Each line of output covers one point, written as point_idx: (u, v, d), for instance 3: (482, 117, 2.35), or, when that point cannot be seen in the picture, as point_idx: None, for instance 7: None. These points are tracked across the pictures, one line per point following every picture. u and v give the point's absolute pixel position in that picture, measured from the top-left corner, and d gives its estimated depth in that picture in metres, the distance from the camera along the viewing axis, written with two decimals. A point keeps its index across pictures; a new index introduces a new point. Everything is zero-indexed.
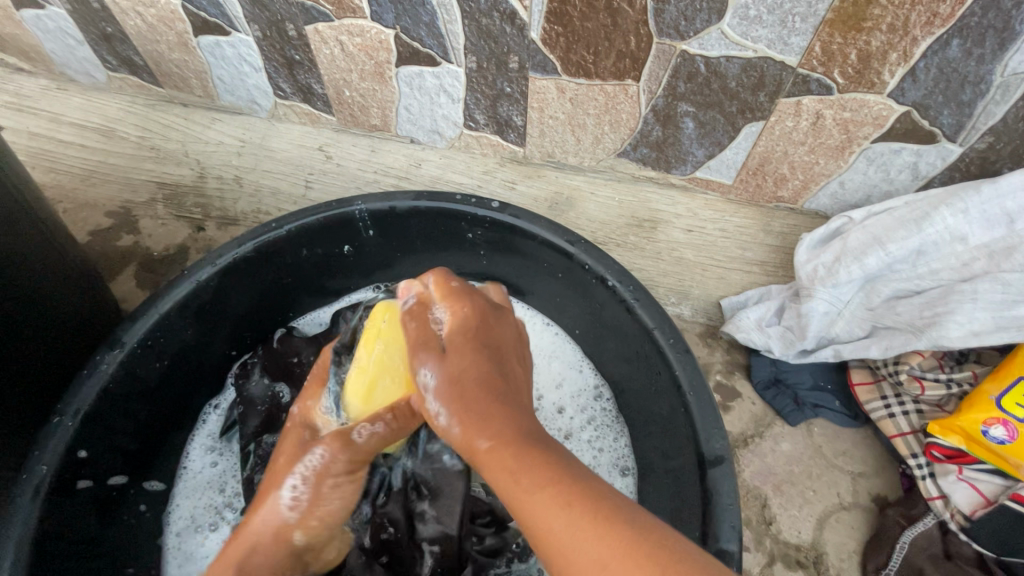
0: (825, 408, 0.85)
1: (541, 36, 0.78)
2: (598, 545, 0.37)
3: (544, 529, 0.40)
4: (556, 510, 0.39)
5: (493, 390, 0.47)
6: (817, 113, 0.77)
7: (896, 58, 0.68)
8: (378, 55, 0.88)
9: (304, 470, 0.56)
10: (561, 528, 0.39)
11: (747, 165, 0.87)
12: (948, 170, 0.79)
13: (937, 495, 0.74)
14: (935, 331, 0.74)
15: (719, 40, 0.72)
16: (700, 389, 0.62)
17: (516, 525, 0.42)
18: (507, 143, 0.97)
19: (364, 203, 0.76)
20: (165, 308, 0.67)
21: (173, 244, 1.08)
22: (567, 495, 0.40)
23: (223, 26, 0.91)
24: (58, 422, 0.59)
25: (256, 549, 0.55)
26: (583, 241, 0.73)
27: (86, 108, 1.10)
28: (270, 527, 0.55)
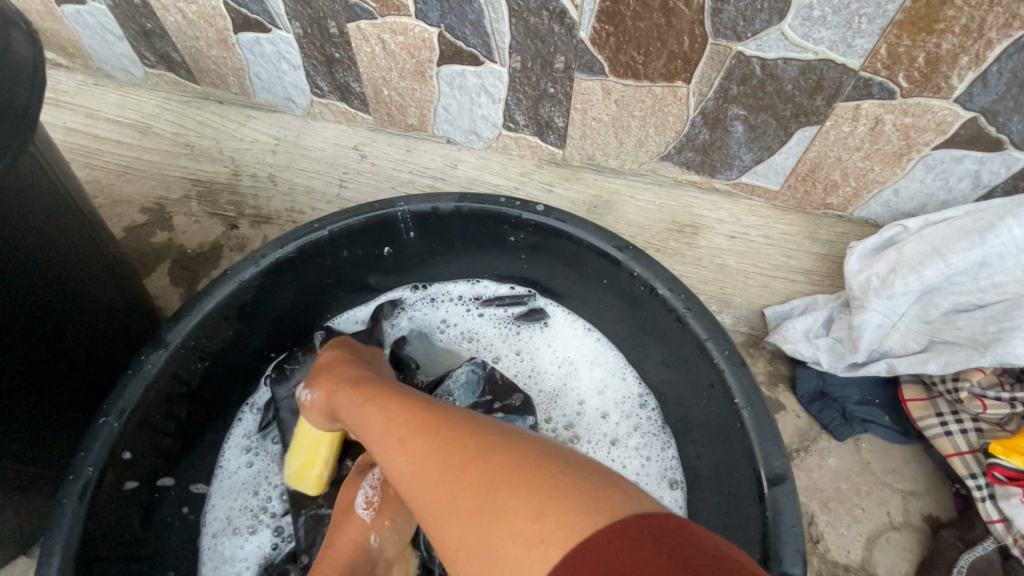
0: (875, 424, 0.82)
1: (591, 36, 0.76)
2: (463, 469, 0.41)
3: (429, 472, 0.43)
4: (438, 451, 0.44)
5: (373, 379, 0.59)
6: (877, 118, 0.74)
7: (967, 62, 0.65)
8: (420, 54, 0.86)
9: (369, 483, 0.62)
10: (444, 462, 0.43)
11: (797, 170, 0.84)
12: (1011, 179, 0.76)
13: (998, 518, 0.71)
14: (999, 347, 0.71)
15: (778, 42, 0.69)
16: (758, 405, 0.60)
17: (398, 465, 0.47)
18: (546, 145, 0.95)
19: (406, 204, 0.74)
20: (208, 308, 0.67)
21: (206, 242, 1.04)
22: (436, 434, 0.45)
23: (264, 23, 0.90)
24: (104, 422, 0.58)
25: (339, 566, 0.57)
26: (632, 247, 0.71)
27: (122, 104, 1.11)
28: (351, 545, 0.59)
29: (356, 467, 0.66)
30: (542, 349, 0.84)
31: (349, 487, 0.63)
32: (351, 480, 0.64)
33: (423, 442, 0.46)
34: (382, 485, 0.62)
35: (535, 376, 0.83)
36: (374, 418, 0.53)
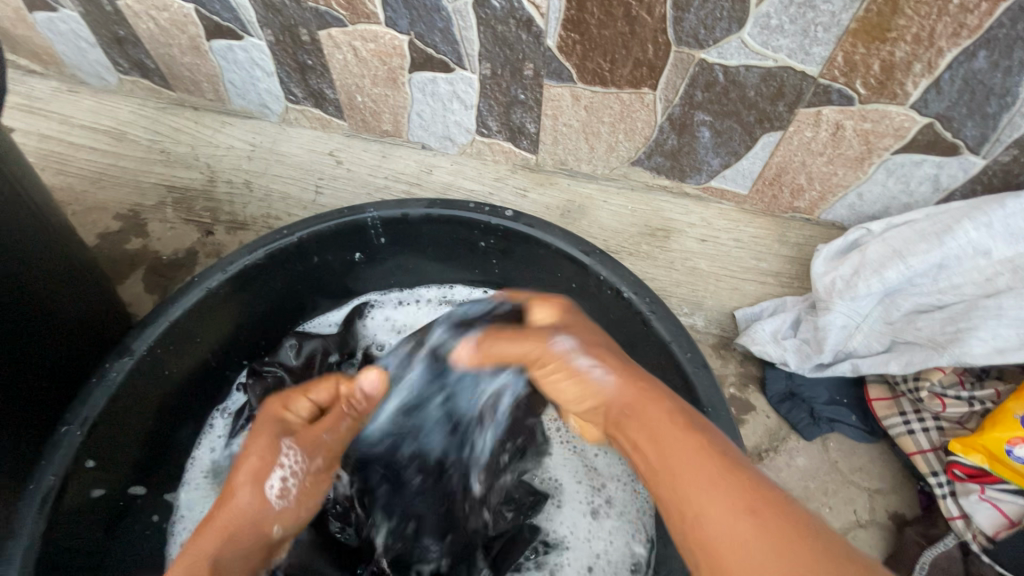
0: (841, 423, 0.83)
1: (558, 44, 0.77)
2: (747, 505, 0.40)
3: (667, 435, 0.46)
4: (687, 431, 0.46)
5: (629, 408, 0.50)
6: (838, 124, 0.75)
7: (920, 69, 0.67)
8: (392, 61, 0.87)
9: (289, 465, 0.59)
10: (691, 442, 0.45)
11: (764, 174, 0.86)
12: (969, 183, 0.77)
13: (958, 515, 0.72)
14: (957, 347, 0.73)
15: (738, 49, 0.71)
16: (718, 405, 0.61)
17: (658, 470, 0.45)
18: (519, 150, 0.96)
19: (375, 209, 0.75)
20: (176, 314, 0.67)
21: (181, 248, 1.03)
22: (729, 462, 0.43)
23: (236, 31, 0.90)
24: (66, 431, 0.58)
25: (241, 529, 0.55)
26: (598, 251, 0.72)
27: (97, 110, 1.11)
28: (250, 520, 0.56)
29: (272, 428, 0.60)
30: None
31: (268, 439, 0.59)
32: (265, 436, 0.59)
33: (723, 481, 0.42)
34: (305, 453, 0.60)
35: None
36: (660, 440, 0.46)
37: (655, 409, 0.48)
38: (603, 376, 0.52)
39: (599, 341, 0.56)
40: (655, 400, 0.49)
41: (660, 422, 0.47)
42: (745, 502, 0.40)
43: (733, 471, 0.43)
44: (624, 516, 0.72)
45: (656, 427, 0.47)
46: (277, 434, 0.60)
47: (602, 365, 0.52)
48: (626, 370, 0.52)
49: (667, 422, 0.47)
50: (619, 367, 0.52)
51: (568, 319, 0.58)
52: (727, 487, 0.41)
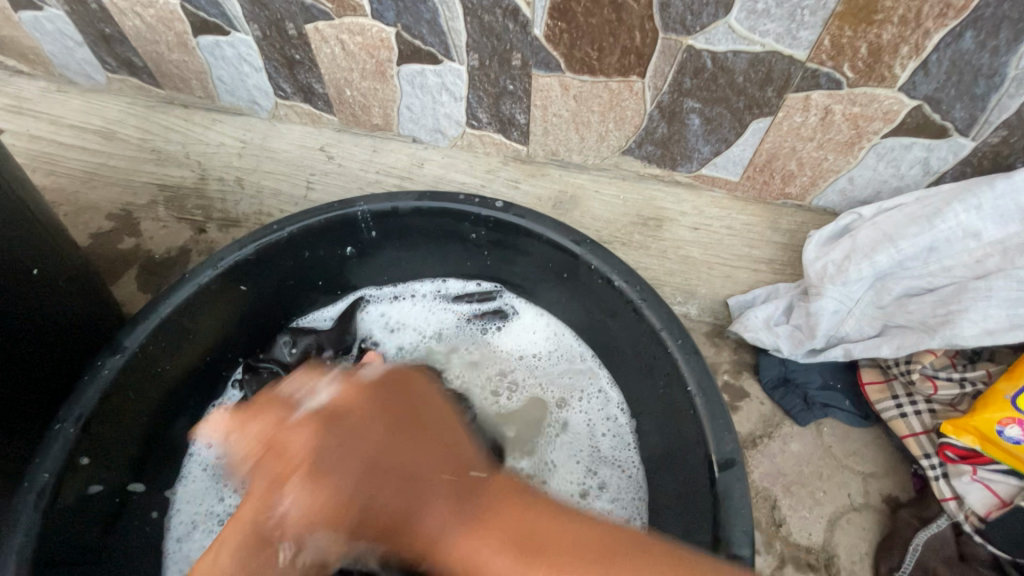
0: (835, 408, 0.83)
1: (545, 33, 0.76)
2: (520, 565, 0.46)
3: (536, 526, 0.48)
4: (406, 486, 0.49)
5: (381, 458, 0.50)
6: (826, 108, 0.75)
7: (907, 51, 0.66)
8: (379, 54, 0.86)
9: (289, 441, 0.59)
10: (530, 520, 0.49)
11: (755, 161, 0.85)
12: (959, 165, 0.77)
13: (950, 496, 0.72)
14: (948, 330, 0.73)
15: (725, 35, 0.70)
16: (709, 390, 0.61)
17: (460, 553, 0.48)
18: (510, 142, 0.96)
19: (365, 203, 0.75)
20: (167, 311, 0.67)
21: (174, 246, 1.04)
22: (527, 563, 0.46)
23: (223, 26, 0.90)
24: (60, 428, 0.58)
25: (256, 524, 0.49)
26: (589, 241, 0.72)
27: (85, 110, 1.09)
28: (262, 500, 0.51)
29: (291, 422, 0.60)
30: (512, 342, 0.86)
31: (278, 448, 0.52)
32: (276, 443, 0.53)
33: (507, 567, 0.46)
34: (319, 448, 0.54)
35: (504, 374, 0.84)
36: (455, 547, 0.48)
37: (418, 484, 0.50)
38: (337, 477, 0.48)
39: (350, 458, 0.49)
40: (422, 474, 0.50)
41: (499, 529, 0.48)
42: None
43: (518, 549, 0.47)
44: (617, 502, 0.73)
45: (512, 519, 0.49)
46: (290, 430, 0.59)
47: (301, 484, 0.48)
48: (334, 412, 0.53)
49: (501, 514, 0.49)
50: (389, 424, 0.53)
51: (316, 433, 0.51)
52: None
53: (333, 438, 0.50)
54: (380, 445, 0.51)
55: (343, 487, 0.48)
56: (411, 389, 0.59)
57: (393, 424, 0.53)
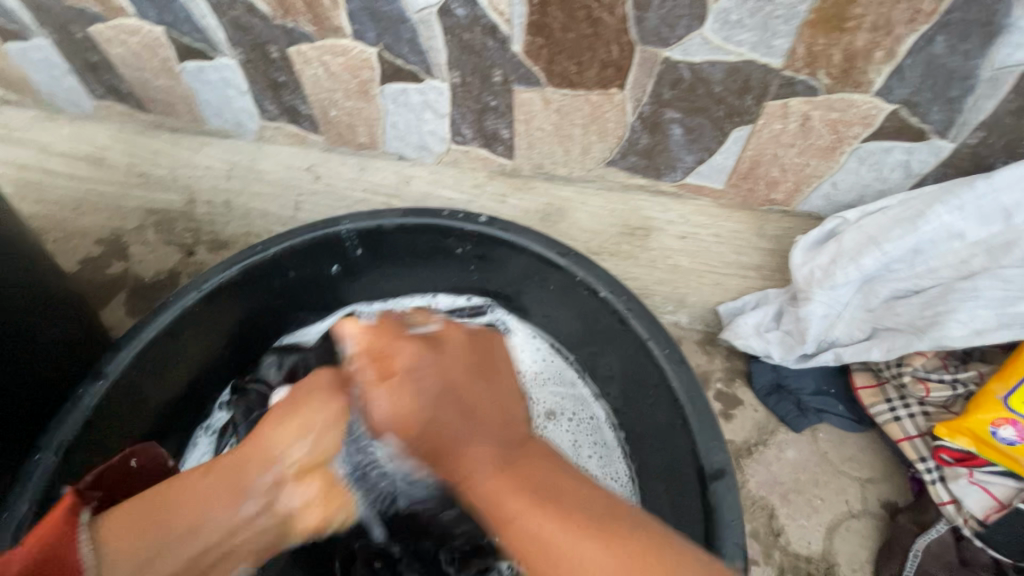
0: (829, 413, 0.83)
1: (524, 49, 0.77)
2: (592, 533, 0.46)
3: (557, 482, 0.50)
4: (471, 425, 0.54)
5: (447, 406, 0.55)
6: (805, 115, 0.76)
7: (881, 56, 0.67)
8: (362, 74, 0.87)
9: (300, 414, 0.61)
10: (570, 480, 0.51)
11: (738, 169, 0.86)
12: (940, 167, 0.78)
13: (948, 500, 0.71)
14: (937, 331, 0.73)
15: (701, 46, 0.71)
16: (698, 400, 0.60)
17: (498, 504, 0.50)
18: (495, 156, 0.96)
19: (349, 222, 0.75)
20: (150, 335, 0.66)
21: (162, 270, 1.12)
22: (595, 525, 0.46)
23: (206, 51, 0.91)
24: (40, 458, 0.58)
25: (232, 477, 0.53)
26: (573, 253, 0.72)
27: (75, 137, 1.09)
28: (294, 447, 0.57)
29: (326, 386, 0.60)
30: None
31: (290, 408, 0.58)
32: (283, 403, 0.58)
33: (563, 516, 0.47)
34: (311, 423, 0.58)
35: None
36: (506, 517, 0.49)
37: (506, 443, 0.54)
38: (422, 391, 0.56)
39: (427, 383, 0.56)
40: (478, 410, 0.56)
41: (529, 477, 0.51)
42: (615, 543, 0.46)
43: (599, 527, 0.47)
44: None
45: (548, 475, 0.51)
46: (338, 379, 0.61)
47: (391, 389, 0.56)
48: (421, 397, 0.55)
49: (540, 467, 0.52)
50: (475, 378, 0.59)
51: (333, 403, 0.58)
52: (591, 526, 0.46)
53: (413, 361, 0.58)
54: (461, 380, 0.58)
55: (451, 368, 0.58)
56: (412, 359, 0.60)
57: (475, 370, 0.59)
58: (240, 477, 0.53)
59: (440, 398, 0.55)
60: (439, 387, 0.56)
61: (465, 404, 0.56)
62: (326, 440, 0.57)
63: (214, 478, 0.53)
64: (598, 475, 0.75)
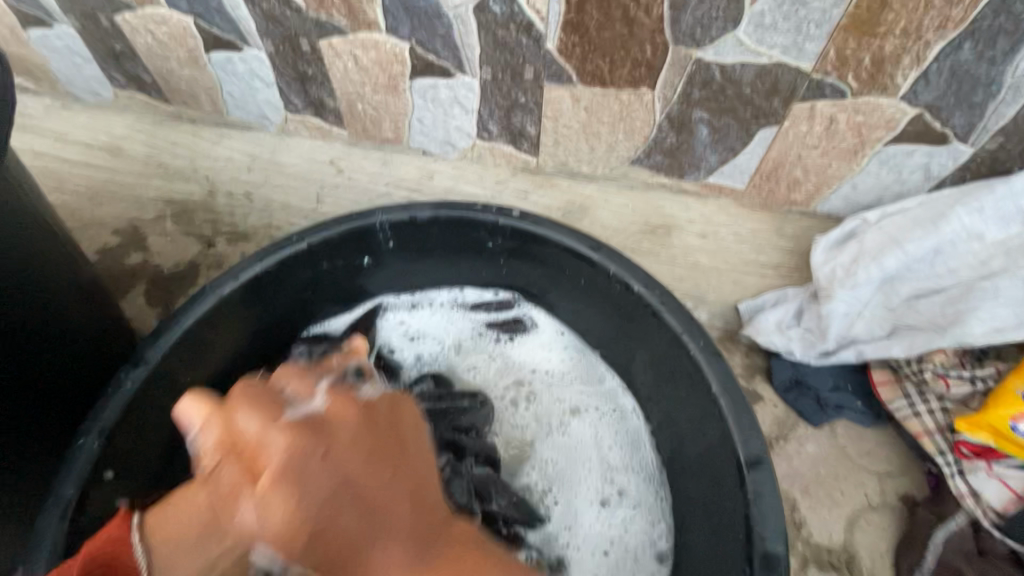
0: (848, 409, 0.85)
1: (558, 47, 0.78)
2: None
3: (484, 573, 0.43)
4: (356, 517, 0.43)
5: (344, 510, 0.43)
6: (831, 117, 0.78)
7: (909, 61, 0.69)
8: (392, 68, 0.88)
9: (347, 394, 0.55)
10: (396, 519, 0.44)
11: (761, 169, 0.88)
12: (959, 170, 0.80)
13: (967, 492, 0.74)
14: (958, 329, 0.76)
15: (734, 47, 0.73)
16: (734, 391, 0.62)
17: None
18: (520, 153, 0.97)
19: (384, 214, 0.75)
20: (188, 323, 0.66)
21: (183, 260, 1.03)
22: None
23: (236, 42, 0.91)
24: (83, 442, 0.57)
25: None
26: (606, 248, 0.73)
27: (92, 126, 1.10)
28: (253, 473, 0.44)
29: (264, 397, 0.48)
30: (529, 352, 0.86)
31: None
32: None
33: None
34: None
35: (521, 383, 0.84)
36: None
37: (407, 520, 0.45)
38: (306, 498, 0.42)
39: (320, 481, 0.43)
40: (385, 504, 0.45)
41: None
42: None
43: None
44: (639, 507, 0.74)
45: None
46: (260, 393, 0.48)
47: (264, 494, 0.42)
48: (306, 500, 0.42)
49: (465, 564, 0.44)
50: (382, 480, 0.46)
51: (288, 440, 0.44)
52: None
53: (311, 443, 0.44)
54: (362, 468, 0.45)
55: (284, 454, 0.43)
56: (387, 420, 0.49)
57: (371, 448, 0.46)
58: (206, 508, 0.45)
59: (285, 478, 0.43)
60: (337, 479, 0.44)
61: (314, 506, 0.43)
62: (272, 473, 0.43)
63: (213, 490, 0.49)
64: (626, 469, 0.77)
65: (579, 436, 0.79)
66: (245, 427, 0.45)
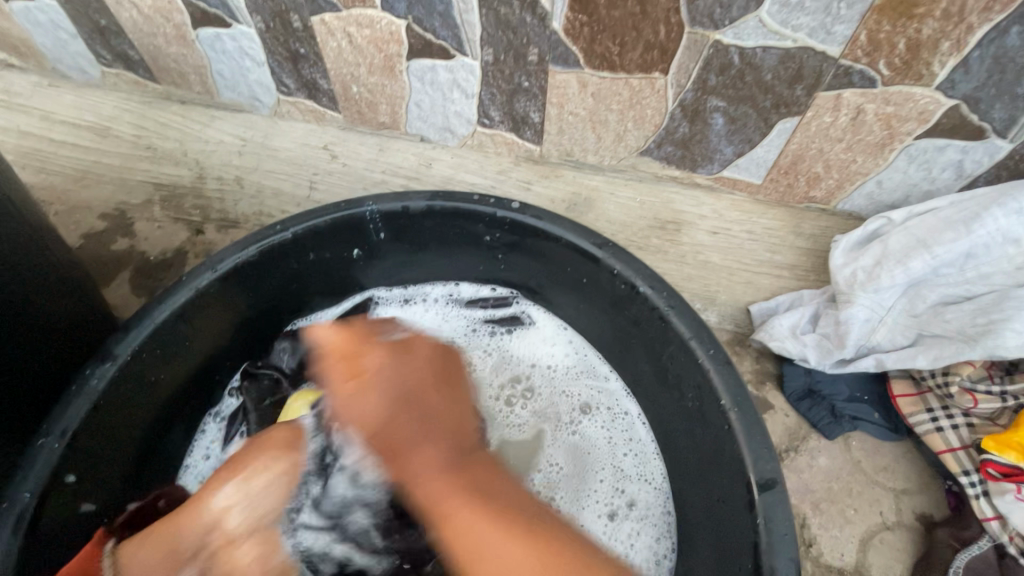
0: (864, 421, 0.80)
1: (564, 27, 0.73)
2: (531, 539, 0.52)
3: (494, 487, 0.56)
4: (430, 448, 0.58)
5: (401, 412, 0.60)
6: (858, 108, 0.72)
7: (948, 47, 0.63)
8: (388, 48, 0.83)
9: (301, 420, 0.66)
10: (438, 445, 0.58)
11: (779, 163, 0.82)
12: (994, 168, 0.74)
13: (992, 515, 0.69)
14: (990, 340, 0.70)
15: (756, 29, 0.67)
16: (745, 403, 0.58)
17: (427, 506, 0.55)
18: (523, 141, 0.92)
19: (374, 203, 0.71)
20: (161, 317, 0.62)
21: (169, 247, 1.01)
22: (519, 524, 0.52)
23: (224, 17, 0.86)
24: (43, 444, 0.54)
25: (183, 539, 0.57)
26: (611, 244, 0.68)
27: (78, 105, 1.04)
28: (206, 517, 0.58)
29: (336, 351, 0.64)
30: (528, 351, 0.81)
31: (224, 468, 0.61)
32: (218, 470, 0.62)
33: (497, 520, 0.53)
34: (244, 480, 0.60)
35: (518, 381, 0.79)
36: (443, 515, 0.54)
37: (446, 455, 0.58)
38: (388, 395, 0.61)
39: (396, 387, 0.61)
40: (435, 417, 0.61)
41: (470, 481, 0.56)
42: (508, 535, 0.52)
43: (526, 529, 0.52)
44: (644, 520, 0.69)
45: (486, 481, 0.57)
46: (372, 331, 0.67)
47: (364, 390, 0.61)
48: (417, 408, 0.60)
49: (479, 476, 0.58)
50: (441, 397, 0.63)
51: (382, 364, 0.63)
52: (500, 524, 0.52)
53: (394, 362, 0.63)
54: (426, 393, 0.62)
55: (403, 388, 0.61)
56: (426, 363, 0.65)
57: (444, 383, 0.65)
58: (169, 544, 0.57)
59: (410, 412, 0.60)
60: (402, 397, 0.60)
61: (424, 409, 0.61)
62: (379, 402, 0.60)
63: (148, 551, 0.56)
64: (632, 473, 0.72)
65: (579, 440, 0.75)
66: (351, 342, 0.65)
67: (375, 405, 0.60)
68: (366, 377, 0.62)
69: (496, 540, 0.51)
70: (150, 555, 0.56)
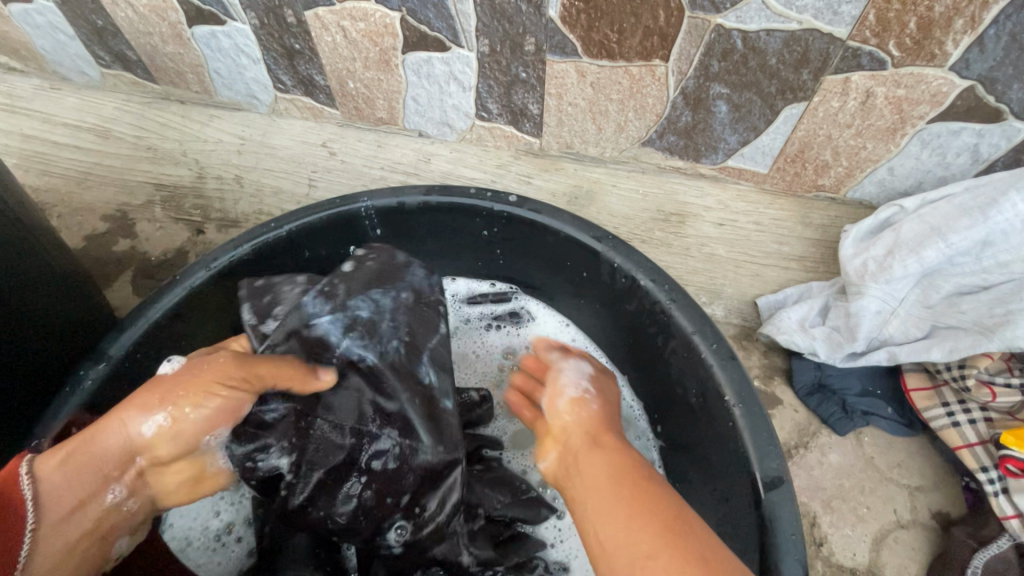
0: (877, 416, 0.78)
1: (561, 14, 0.71)
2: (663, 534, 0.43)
3: (606, 475, 0.48)
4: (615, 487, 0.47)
5: (609, 415, 0.56)
6: (868, 91, 0.69)
7: (962, 25, 0.61)
8: (383, 41, 0.81)
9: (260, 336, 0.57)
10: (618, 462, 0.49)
11: (785, 151, 0.79)
12: (1012, 152, 0.71)
13: (1013, 514, 0.66)
14: (1008, 331, 0.67)
15: (758, 12, 0.65)
16: (750, 401, 0.56)
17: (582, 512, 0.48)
18: (522, 134, 0.90)
19: (369, 199, 0.70)
20: (155, 316, 0.62)
21: (171, 248, 0.99)
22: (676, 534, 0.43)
23: (218, 15, 0.85)
24: (36, 444, 0.53)
25: (105, 459, 0.47)
26: (611, 237, 0.66)
27: (81, 108, 1.05)
28: (129, 445, 0.47)
29: (534, 359, 0.64)
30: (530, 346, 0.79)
31: (154, 391, 0.48)
32: (145, 388, 0.49)
33: (635, 510, 0.45)
34: (182, 409, 0.48)
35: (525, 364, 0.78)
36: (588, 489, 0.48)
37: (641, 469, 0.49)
38: (606, 384, 0.60)
39: (614, 391, 0.60)
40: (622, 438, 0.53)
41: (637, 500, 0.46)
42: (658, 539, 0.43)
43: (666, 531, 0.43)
44: None
45: (594, 474, 0.49)
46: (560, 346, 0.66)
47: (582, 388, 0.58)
48: (601, 419, 0.55)
49: (612, 482, 0.48)
50: (610, 391, 0.60)
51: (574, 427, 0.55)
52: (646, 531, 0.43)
53: (602, 373, 0.62)
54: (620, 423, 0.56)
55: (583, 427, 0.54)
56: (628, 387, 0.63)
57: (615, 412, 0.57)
58: (93, 471, 0.46)
59: (601, 419, 0.55)
60: (603, 405, 0.57)
61: (611, 433, 0.54)
62: (595, 401, 0.57)
63: (66, 473, 0.46)
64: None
65: None
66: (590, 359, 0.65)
67: (571, 406, 0.56)
68: (579, 411, 0.56)
69: (625, 517, 0.45)
70: (54, 481, 0.45)
